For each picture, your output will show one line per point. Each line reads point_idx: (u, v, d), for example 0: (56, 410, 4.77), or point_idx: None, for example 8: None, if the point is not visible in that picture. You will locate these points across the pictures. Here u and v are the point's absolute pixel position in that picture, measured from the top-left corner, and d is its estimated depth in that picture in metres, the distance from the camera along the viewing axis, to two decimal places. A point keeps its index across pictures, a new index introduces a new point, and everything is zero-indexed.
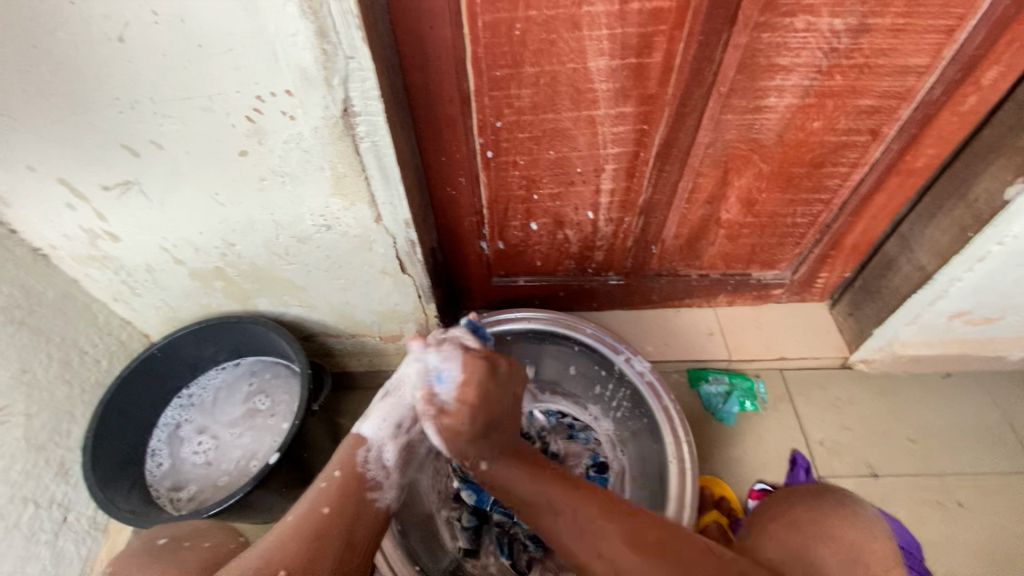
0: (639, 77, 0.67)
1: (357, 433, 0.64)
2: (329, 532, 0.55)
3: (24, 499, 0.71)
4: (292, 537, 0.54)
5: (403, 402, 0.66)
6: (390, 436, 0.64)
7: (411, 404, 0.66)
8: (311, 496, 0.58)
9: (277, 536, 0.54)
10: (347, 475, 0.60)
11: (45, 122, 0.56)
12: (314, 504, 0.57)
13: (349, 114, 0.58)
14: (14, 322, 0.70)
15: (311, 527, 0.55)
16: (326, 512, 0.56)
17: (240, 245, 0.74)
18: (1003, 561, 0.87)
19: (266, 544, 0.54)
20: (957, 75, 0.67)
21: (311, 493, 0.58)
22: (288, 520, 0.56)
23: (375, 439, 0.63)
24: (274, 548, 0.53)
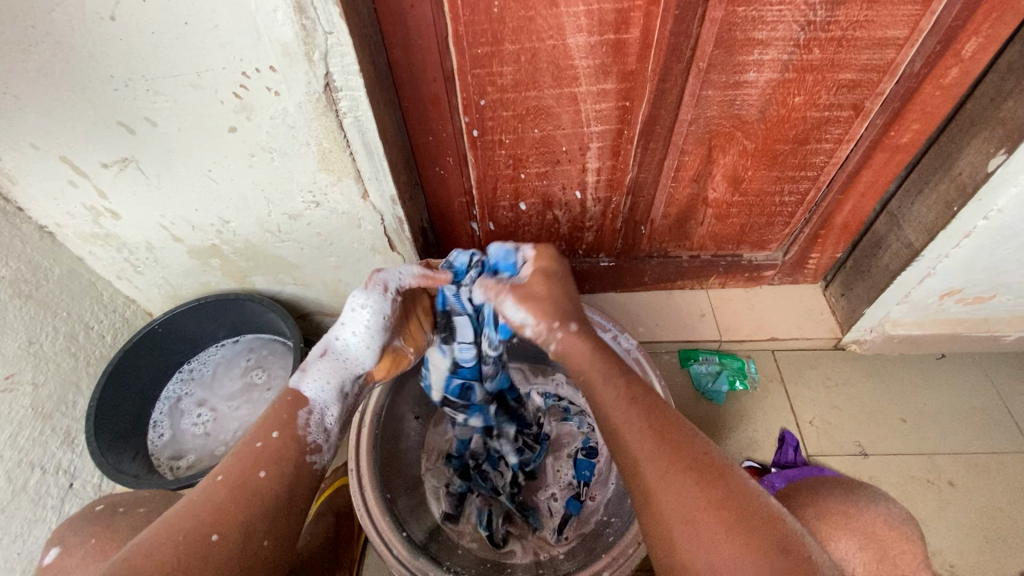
0: (617, 53, 0.68)
1: (296, 395, 0.62)
2: (265, 496, 0.52)
3: (30, 464, 0.74)
4: (227, 496, 0.50)
5: (340, 367, 0.65)
6: (330, 399, 0.63)
7: (347, 368, 0.66)
8: (246, 455, 0.54)
9: (206, 496, 0.50)
10: (284, 441, 0.56)
11: (44, 99, 0.59)
12: (249, 465, 0.53)
13: (331, 89, 0.60)
14: (22, 295, 0.73)
15: (243, 489, 0.51)
16: (262, 476, 0.53)
17: (235, 223, 0.76)
18: (995, 541, 0.86)
19: (196, 503, 0.50)
20: (937, 47, 0.67)
21: (243, 452, 0.54)
22: (221, 478, 0.52)
23: (318, 402, 0.62)
24: (207, 508, 0.49)
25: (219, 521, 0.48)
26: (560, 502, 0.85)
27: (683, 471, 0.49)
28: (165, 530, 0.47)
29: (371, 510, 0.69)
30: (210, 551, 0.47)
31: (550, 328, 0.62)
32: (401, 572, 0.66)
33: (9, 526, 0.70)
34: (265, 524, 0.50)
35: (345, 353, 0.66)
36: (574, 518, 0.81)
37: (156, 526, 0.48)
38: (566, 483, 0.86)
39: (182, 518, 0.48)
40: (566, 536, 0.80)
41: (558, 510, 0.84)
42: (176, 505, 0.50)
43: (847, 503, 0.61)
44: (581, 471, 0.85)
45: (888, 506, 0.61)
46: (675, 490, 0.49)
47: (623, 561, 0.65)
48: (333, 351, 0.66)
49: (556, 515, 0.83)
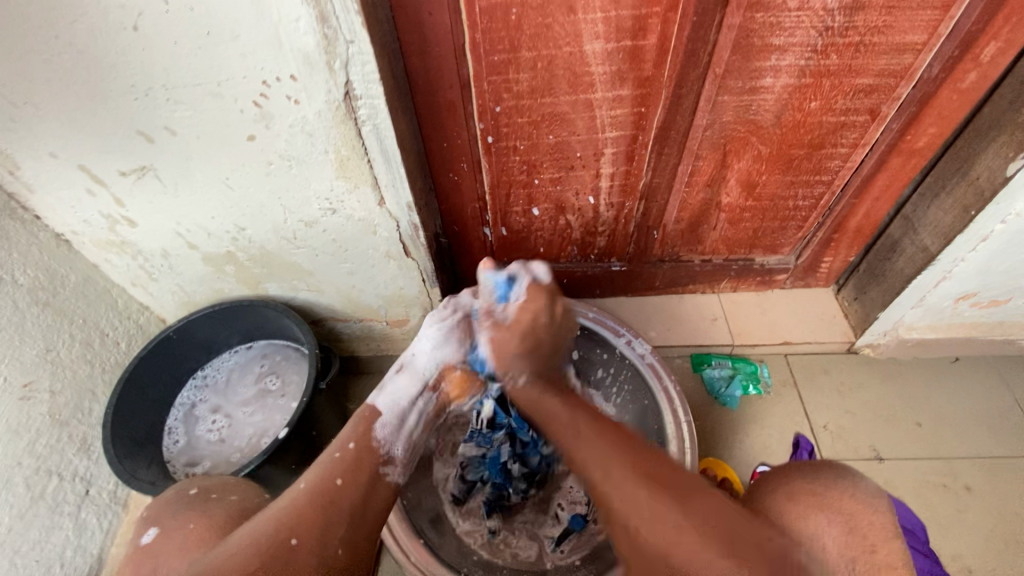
0: (634, 59, 0.68)
1: (370, 410, 0.64)
2: (343, 500, 0.52)
3: (48, 471, 0.74)
4: (305, 501, 0.51)
5: (412, 384, 0.67)
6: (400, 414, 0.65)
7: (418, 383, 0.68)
8: (324, 466, 0.56)
9: (289, 502, 0.51)
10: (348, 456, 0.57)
11: (65, 109, 0.60)
12: (326, 474, 0.54)
13: (351, 97, 0.60)
14: (40, 303, 0.74)
15: (324, 494, 0.52)
16: (338, 482, 0.54)
17: (250, 230, 0.77)
18: (1012, 545, 0.85)
19: (281, 505, 0.51)
20: (956, 51, 0.67)
21: (322, 461, 0.56)
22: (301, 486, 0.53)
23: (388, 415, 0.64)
24: (289, 513, 0.50)
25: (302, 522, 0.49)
26: (565, 514, 0.84)
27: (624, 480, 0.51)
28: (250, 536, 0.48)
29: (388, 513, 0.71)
30: (290, 557, 0.47)
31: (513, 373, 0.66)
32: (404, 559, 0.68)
33: (27, 534, 0.70)
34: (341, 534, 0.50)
35: (415, 371, 0.68)
36: (575, 534, 0.80)
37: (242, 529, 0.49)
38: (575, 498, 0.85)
39: (267, 522, 0.49)
40: (563, 550, 0.80)
41: (562, 520, 0.83)
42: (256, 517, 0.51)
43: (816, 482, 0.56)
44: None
45: (856, 478, 0.57)
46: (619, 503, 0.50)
47: None
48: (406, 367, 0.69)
49: (558, 527, 0.82)
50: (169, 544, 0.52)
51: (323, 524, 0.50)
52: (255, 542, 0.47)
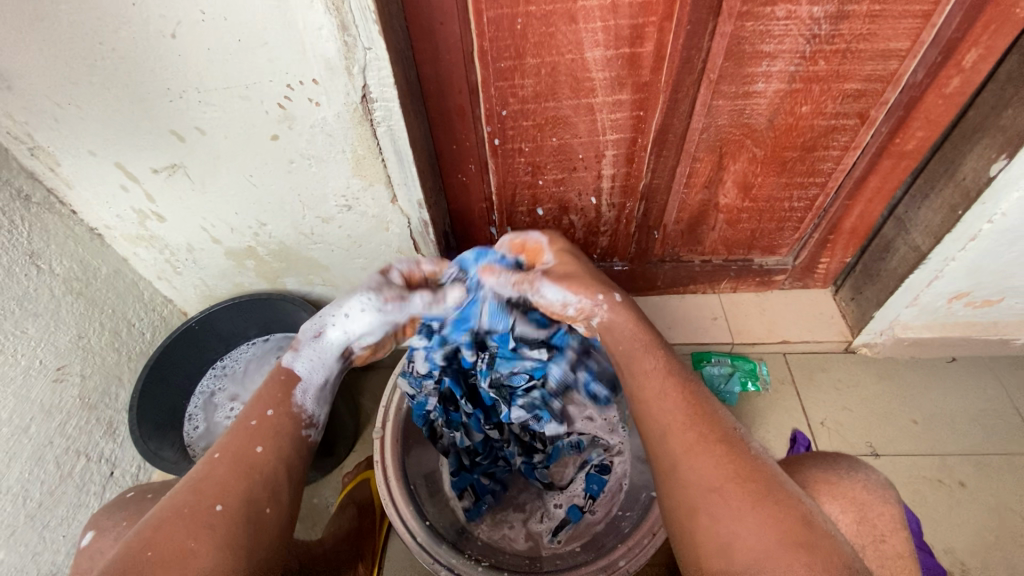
0: (633, 66, 0.72)
1: (287, 371, 0.66)
2: (260, 466, 0.57)
3: (76, 451, 0.79)
4: (224, 470, 0.55)
5: (330, 351, 0.69)
6: (318, 379, 0.68)
7: (336, 351, 0.69)
8: (243, 434, 0.59)
9: (205, 470, 0.55)
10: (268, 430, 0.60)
11: (106, 109, 0.65)
12: (245, 441, 0.58)
13: (368, 100, 0.65)
14: (74, 292, 0.79)
15: (241, 462, 0.56)
16: (258, 450, 0.58)
17: (271, 225, 0.81)
18: (1007, 541, 0.87)
19: (199, 477, 0.55)
20: (938, 58, 0.71)
21: (237, 429, 0.59)
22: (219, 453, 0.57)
23: (307, 379, 0.67)
24: (209, 483, 0.54)
25: (219, 484, 0.54)
26: (562, 509, 0.85)
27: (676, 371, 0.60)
28: (170, 505, 0.52)
29: (393, 496, 0.73)
30: (214, 519, 0.51)
31: (594, 303, 0.66)
32: (404, 534, 0.71)
33: (55, 510, 0.74)
34: (265, 492, 0.55)
35: (335, 339, 0.69)
36: (571, 526, 0.82)
37: (162, 504, 0.52)
38: (573, 493, 0.86)
39: (185, 491, 0.53)
40: (558, 539, 0.81)
41: (557, 516, 0.84)
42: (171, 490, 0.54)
43: (833, 473, 0.60)
44: (591, 487, 0.83)
45: (867, 472, 0.61)
46: (647, 374, 0.60)
47: (635, 553, 0.68)
48: (325, 335, 0.69)
49: (555, 520, 0.84)
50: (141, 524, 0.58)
51: (244, 487, 0.54)
52: (175, 512, 0.51)
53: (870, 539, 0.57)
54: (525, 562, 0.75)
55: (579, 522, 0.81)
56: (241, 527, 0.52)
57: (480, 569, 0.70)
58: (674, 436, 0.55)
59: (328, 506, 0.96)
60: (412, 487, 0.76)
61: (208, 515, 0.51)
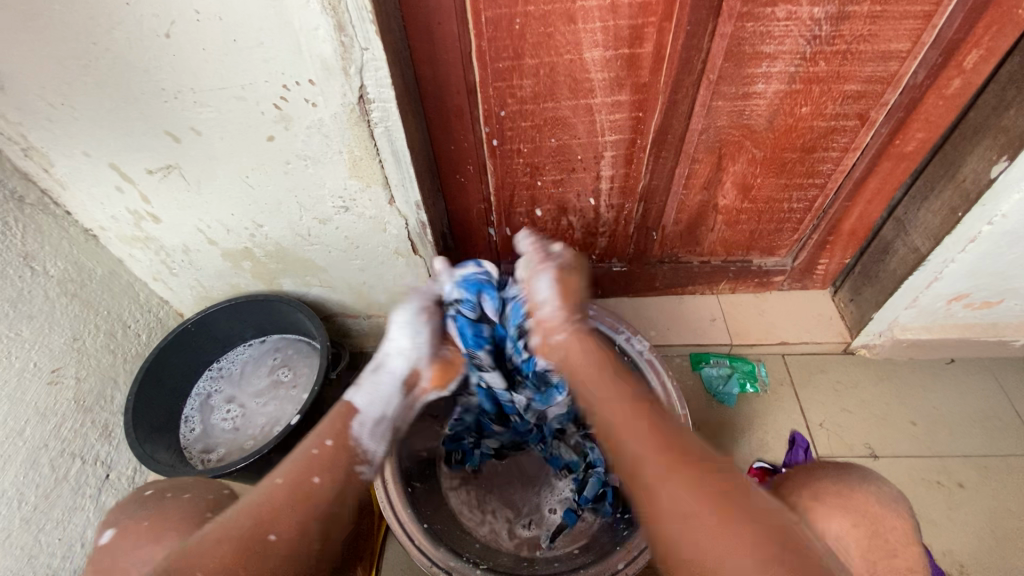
0: (631, 66, 0.72)
1: (347, 407, 0.67)
2: (317, 501, 0.57)
3: (72, 454, 0.78)
4: (285, 498, 0.56)
5: (387, 381, 0.71)
6: (376, 413, 0.68)
7: (394, 381, 0.71)
8: (301, 460, 0.60)
9: (268, 494, 0.56)
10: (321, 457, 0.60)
11: (100, 110, 0.64)
12: (304, 469, 0.59)
13: (365, 101, 0.64)
14: (68, 294, 0.78)
15: (302, 494, 0.57)
16: (315, 480, 0.58)
17: (267, 226, 0.81)
18: (1007, 543, 0.86)
19: (261, 500, 0.55)
20: (939, 59, 0.71)
21: (299, 456, 0.60)
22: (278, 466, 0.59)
23: (366, 413, 0.67)
24: (269, 508, 0.54)
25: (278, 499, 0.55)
26: (557, 513, 0.85)
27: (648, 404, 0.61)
28: (232, 527, 0.52)
29: (391, 497, 0.73)
30: (270, 549, 0.52)
31: (559, 321, 0.73)
32: (399, 532, 0.71)
33: (51, 513, 0.74)
34: (317, 528, 0.56)
35: (391, 372, 0.72)
36: (569, 529, 0.82)
37: (224, 524, 0.53)
38: (565, 496, 0.87)
39: (249, 515, 0.53)
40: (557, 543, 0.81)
41: (554, 520, 0.85)
42: (231, 511, 0.55)
43: (841, 484, 0.59)
44: (587, 492, 0.83)
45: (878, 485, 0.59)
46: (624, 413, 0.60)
47: (636, 555, 0.68)
48: (383, 366, 0.72)
49: (551, 525, 0.84)
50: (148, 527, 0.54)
51: (301, 521, 0.55)
52: (237, 537, 0.52)
53: (881, 554, 0.55)
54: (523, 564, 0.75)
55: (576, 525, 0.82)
56: (289, 562, 0.53)
57: (479, 571, 0.69)
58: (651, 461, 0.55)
59: None
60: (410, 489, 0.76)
61: (262, 542, 0.52)
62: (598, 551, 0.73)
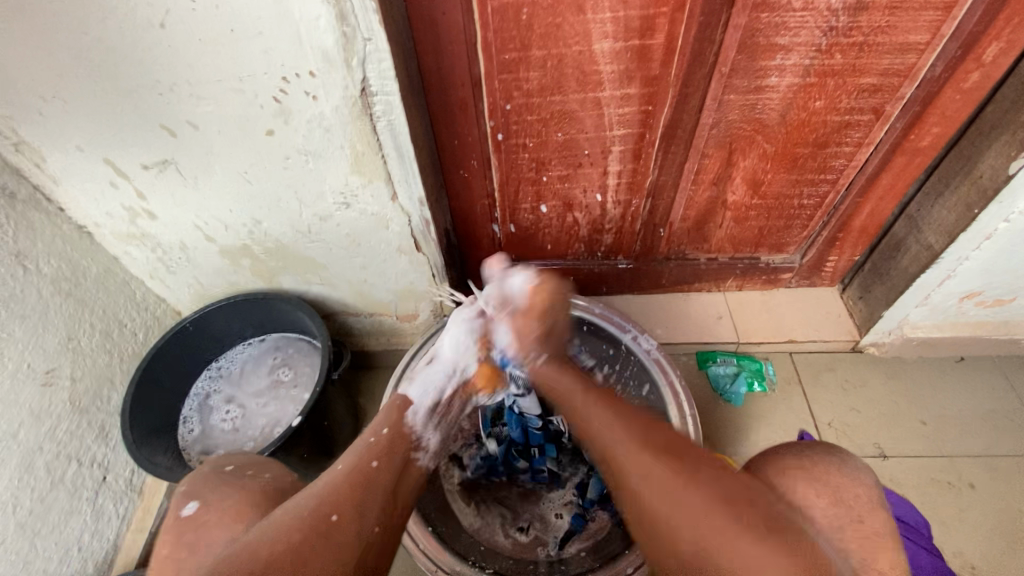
0: (641, 59, 0.70)
1: (403, 399, 0.68)
2: (378, 482, 0.54)
3: (68, 456, 0.76)
4: (343, 481, 0.52)
5: (441, 371, 0.72)
6: (428, 402, 0.69)
7: (447, 372, 0.72)
8: (359, 451, 0.58)
9: (326, 480, 0.53)
10: (384, 468, 0.57)
11: (93, 103, 0.62)
12: (361, 456, 0.57)
13: (367, 93, 0.62)
14: (62, 293, 0.76)
15: (363, 475, 0.54)
16: (373, 465, 0.56)
17: (266, 223, 0.79)
18: (1018, 544, 0.85)
19: (320, 486, 0.52)
20: (958, 51, 0.69)
21: (358, 446, 0.59)
22: (338, 468, 0.55)
23: (419, 403, 0.68)
24: (327, 491, 0.51)
25: (337, 502, 0.50)
26: (564, 519, 0.83)
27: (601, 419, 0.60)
28: (290, 512, 0.48)
29: None
30: (333, 531, 0.47)
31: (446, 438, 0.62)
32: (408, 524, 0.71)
33: (47, 517, 0.72)
34: (377, 510, 0.52)
35: (443, 365, 0.73)
36: (578, 534, 0.80)
37: (279, 512, 0.49)
38: (569, 500, 0.85)
39: (306, 498, 0.50)
40: (566, 549, 0.79)
41: (561, 525, 0.82)
42: (293, 498, 0.51)
43: (808, 459, 0.55)
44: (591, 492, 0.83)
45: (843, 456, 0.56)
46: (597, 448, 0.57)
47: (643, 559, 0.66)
48: (437, 357, 0.73)
49: (559, 531, 0.81)
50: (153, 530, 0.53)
51: (360, 498, 0.51)
52: (299, 517, 0.47)
53: (852, 526, 0.51)
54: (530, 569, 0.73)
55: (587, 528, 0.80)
56: (351, 546, 0.48)
57: None
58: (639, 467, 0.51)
59: None
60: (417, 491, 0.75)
61: (323, 524, 0.48)
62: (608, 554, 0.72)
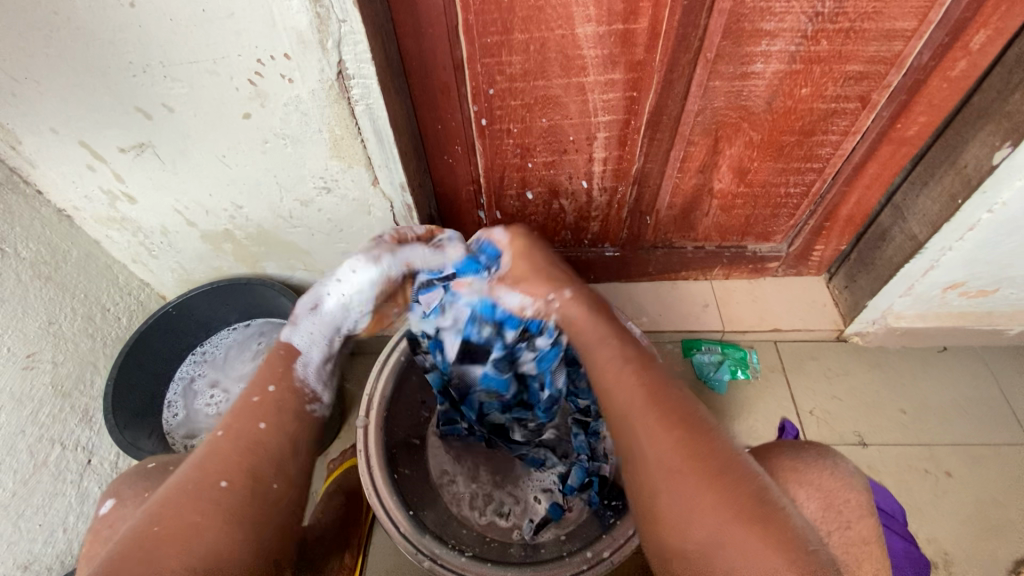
0: (626, 43, 0.69)
1: (286, 348, 0.63)
2: (266, 444, 0.53)
3: (51, 440, 0.76)
4: (232, 450, 0.52)
5: (326, 323, 0.67)
6: (318, 353, 0.65)
7: (331, 324, 0.67)
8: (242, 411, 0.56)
9: (208, 449, 0.52)
10: (275, 431, 0.55)
11: (64, 84, 0.61)
12: (247, 419, 0.55)
13: (344, 77, 0.61)
14: (42, 277, 0.76)
15: (247, 440, 0.53)
16: (262, 426, 0.54)
17: (247, 208, 0.78)
18: (991, 531, 0.87)
19: (204, 456, 0.51)
20: (946, 38, 0.68)
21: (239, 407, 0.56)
22: (222, 433, 0.53)
23: (307, 352, 0.64)
24: (213, 459, 0.51)
25: (227, 469, 0.50)
26: (543, 506, 0.84)
27: (692, 420, 0.51)
28: (172, 487, 0.49)
29: (376, 483, 0.72)
30: (220, 499, 0.48)
31: (547, 301, 0.65)
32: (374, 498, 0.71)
33: (30, 499, 0.72)
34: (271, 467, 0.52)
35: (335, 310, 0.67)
36: (553, 523, 0.80)
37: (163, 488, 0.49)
38: (549, 487, 0.86)
39: (189, 472, 0.50)
40: (540, 536, 0.79)
41: (539, 512, 0.83)
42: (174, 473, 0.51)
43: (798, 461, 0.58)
44: (571, 482, 0.81)
45: (834, 460, 0.59)
46: (675, 448, 0.49)
47: (618, 544, 0.67)
48: (322, 305, 0.66)
49: (536, 518, 0.82)
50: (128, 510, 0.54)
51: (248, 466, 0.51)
52: (179, 493, 0.48)
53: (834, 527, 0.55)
54: (508, 551, 0.74)
55: (562, 518, 0.80)
56: (245, 507, 0.49)
57: (464, 557, 0.69)
58: (676, 478, 0.48)
59: (313, 492, 0.95)
60: (398, 475, 0.76)
61: (212, 492, 0.49)
62: (580, 541, 0.73)
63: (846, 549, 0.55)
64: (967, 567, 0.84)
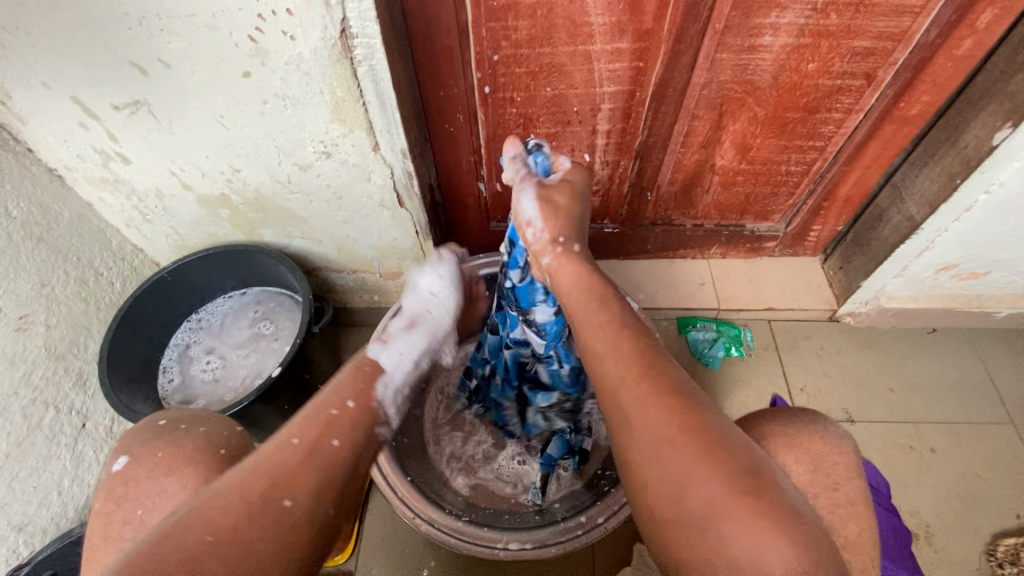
0: (634, 10, 0.67)
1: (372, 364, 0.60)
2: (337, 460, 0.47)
3: (45, 403, 0.76)
4: (301, 458, 0.45)
5: (418, 343, 0.67)
6: (401, 375, 0.61)
7: (421, 347, 0.66)
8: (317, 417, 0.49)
9: (273, 454, 0.45)
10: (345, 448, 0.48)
11: (55, 36, 0.59)
12: (323, 430, 0.48)
13: (347, 35, 0.59)
14: (34, 237, 0.74)
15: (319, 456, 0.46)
16: (336, 444, 0.48)
17: (245, 171, 0.77)
18: (971, 506, 0.90)
19: (268, 461, 0.45)
20: (953, 16, 0.67)
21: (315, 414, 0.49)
22: (296, 442, 0.46)
23: (394, 368, 0.61)
24: (279, 467, 0.44)
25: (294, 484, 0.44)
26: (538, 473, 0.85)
27: (687, 397, 0.48)
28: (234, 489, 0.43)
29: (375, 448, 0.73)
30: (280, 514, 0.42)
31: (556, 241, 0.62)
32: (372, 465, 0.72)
33: (25, 461, 0.71)
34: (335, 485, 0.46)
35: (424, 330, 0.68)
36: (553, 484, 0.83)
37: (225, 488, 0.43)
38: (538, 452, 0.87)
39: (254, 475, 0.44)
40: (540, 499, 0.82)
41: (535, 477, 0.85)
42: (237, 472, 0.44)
43: (789, 424, 0.55)
44: (552, 452, 0.83)
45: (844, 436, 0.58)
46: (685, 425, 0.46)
47: (613, 510, 0.68)
48: (413, 328, 0.68)
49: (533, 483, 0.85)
50: (130, 470, 0.54)
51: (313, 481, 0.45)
52: (244, 499, 0.42)
53: (822, 488, 0.52)
54: (502, 516, 0.76)
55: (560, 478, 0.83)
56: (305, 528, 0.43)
57: (461, 521, 0.70)
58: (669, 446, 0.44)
59: None
60: (396, 443, 0.76)
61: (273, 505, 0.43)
62: (571, 508, 0.74)
63: (832, 511, 0.51)
64: (947, 538, 0.87)
